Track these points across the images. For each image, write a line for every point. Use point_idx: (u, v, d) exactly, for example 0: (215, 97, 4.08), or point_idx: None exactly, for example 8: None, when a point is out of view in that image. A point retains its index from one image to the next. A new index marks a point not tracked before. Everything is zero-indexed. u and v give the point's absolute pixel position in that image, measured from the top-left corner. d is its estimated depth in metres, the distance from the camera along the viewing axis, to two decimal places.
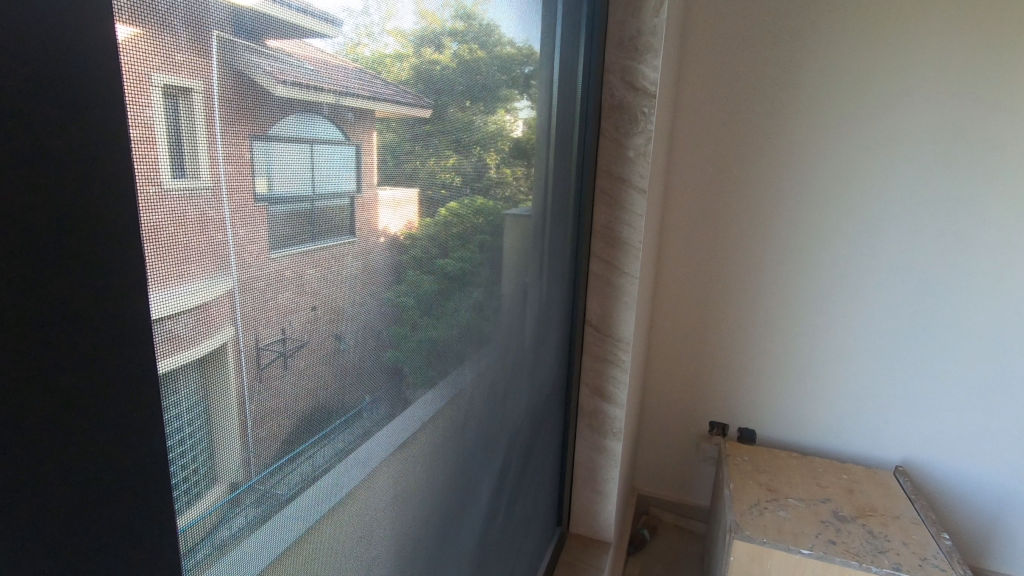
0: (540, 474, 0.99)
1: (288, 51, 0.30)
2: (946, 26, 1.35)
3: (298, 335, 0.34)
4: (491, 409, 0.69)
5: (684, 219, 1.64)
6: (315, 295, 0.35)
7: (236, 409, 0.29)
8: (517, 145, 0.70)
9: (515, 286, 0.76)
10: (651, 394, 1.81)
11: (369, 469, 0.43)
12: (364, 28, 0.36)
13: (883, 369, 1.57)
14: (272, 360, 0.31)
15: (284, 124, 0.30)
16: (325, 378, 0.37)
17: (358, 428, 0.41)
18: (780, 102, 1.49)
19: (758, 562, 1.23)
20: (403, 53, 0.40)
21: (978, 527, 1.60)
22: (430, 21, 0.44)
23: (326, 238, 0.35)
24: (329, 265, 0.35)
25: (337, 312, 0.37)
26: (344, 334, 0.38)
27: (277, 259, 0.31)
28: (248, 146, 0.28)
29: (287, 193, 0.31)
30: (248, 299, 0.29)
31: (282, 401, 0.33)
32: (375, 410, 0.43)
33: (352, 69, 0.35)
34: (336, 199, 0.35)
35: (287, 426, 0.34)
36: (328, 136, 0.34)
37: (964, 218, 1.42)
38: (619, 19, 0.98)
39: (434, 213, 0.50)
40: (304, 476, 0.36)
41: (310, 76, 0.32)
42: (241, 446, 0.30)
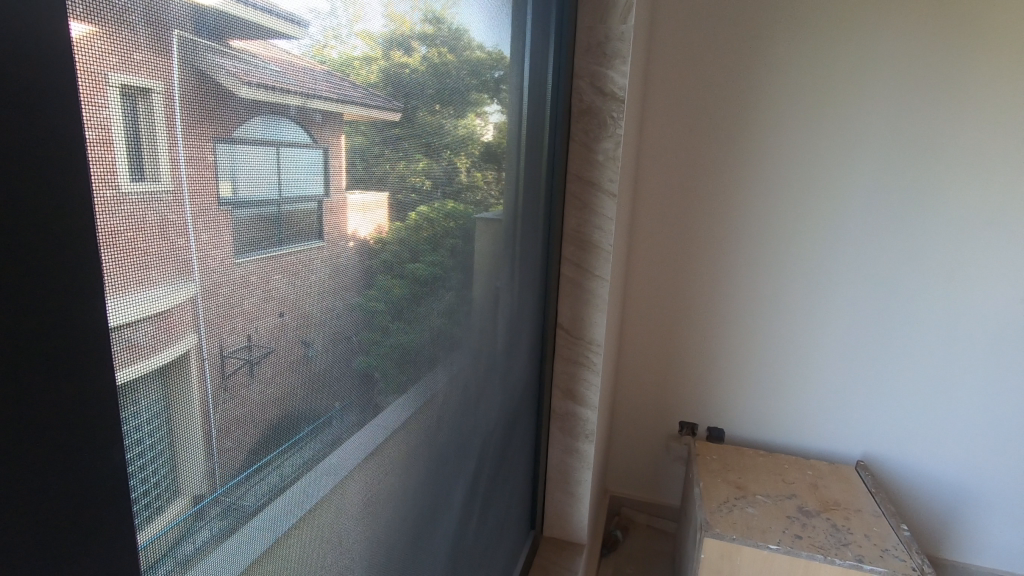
0: (512, 477, 0.99)
1: (253, 53, 0.29)
2: (897, 38, 1.41)
3: (264, 342, 0.33)
4: (463, 413, 0.69)
5: (652, 223, 1.67)
6: (282, 300, 0.34)
7: (200, 419, 0.28)
8: (487, 150, 0.70)
9: (487, 290, 0.76)
10: (622, 395, 1.83)
11: (339, 478, 0.42)
12: (331, 30, 0.35)
13: (844, 367, 1.62)
14: (237, 368, 0.31)
15: (249, 126, 0.30)
16: (293, 385, 0.36)
17: (327, 436, 0.40)
18: (742, 109, 1.54)
19: (727, 558, 1.25)
20: (372, 56, 0.40)
21: (934, 518, 1.66)
22: (399, 24, 0.43)
23: (293, 243, 0.34)
24: (297, 270, 0.35)
25: (306, 317, 0.36)
26: (312, 340, 0.37)
27: (242, 264, 0.30)
28: (211, 149, 0.28)
29: (252, 197, 0.30)
30: (212, 305, 0.29)
31: (248, 411, 0.32)
32: (345, 418, 0.42)
33: (319, 71, 0.34)
34: (303, 203, 0.35)
35: (253, 435, 0.33)
36: (295, 139, 0.33)
37: (917, 221, 1.49)
38: (588, 25, 0.99)
39: (405, 217, 0.49)
40: (271, 487, 0.35)
41: (274, 78, 0.31)
42: (206, 456, 0.29)
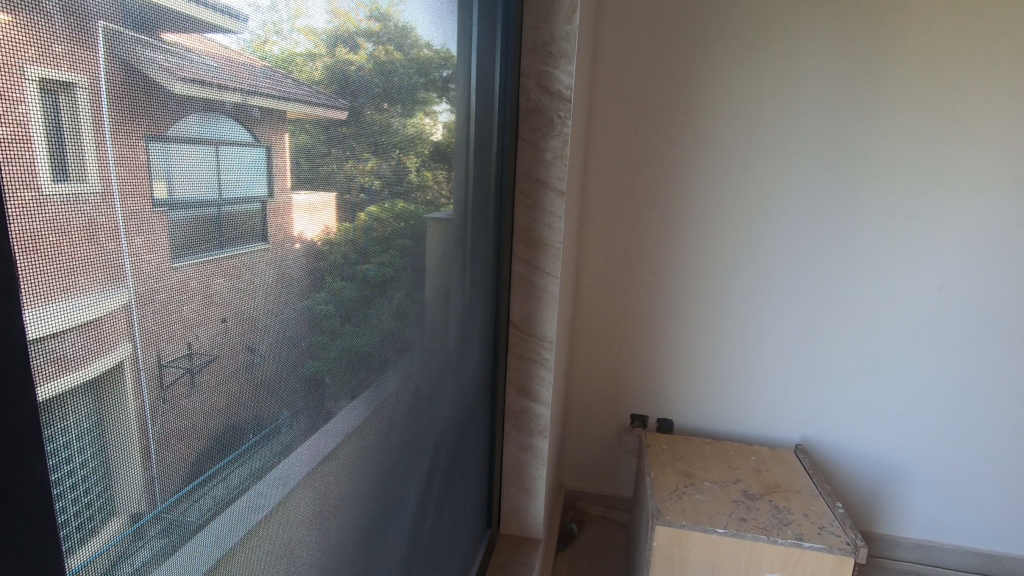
0: (467, 476, 0.99)
1: (187, 46, 0.28)
2: (824, 42, 1.49)
3: (207, 350, 0.31)
4: (416, 414, 0.68)
5: (600, 221, 1.70)
6: (225, 305, 0.32)
7: (137, 433, 0.27)
8: (437, 149, 0.70)
9: (438, 290, 0.75)
10: (576, 391, 1.86)
11: (288, 487, 0.41)
12: (271, 25, 0.34)
13: (783, 356, 1.71)
14: (177, 378, 0.29)
15: (184, 124, 0.28)
16: (236, 394, 0.34)
17: (276, 445, 0.39)
18: (684, 110, 1.59)
19: (678, 544, 1.29)
20: (316, 53, 0.39)
21: (867, 495, 1.77)
22: (342, 21, 0.42)
23: (234, 246, 0.33)
24: (239, 273, 0.33)
25: (249, 323, 0.35)
26: (257, 346, 0.36)
27: (181, 269, 0.29)
28: (144, 147, 0.26)
29: (189, 198, 0.29)
30: (149, 312, 0.27)
31: (190, 422, 0.30)
32: (294, 425, 0.41)
33: (259, 67, 0.33)
34: (245, 204, 0.33)
35: (196, 448, 0.31)
36: (235, 138, 0.32)
37: (845, 216, 1.58)
38: (534, 24, 1.00)
39: (353, 217, 0.48)
40: (216, 500, 0.33)
41: (211, 73, 0.30)
42: (145, 471, 0.28)
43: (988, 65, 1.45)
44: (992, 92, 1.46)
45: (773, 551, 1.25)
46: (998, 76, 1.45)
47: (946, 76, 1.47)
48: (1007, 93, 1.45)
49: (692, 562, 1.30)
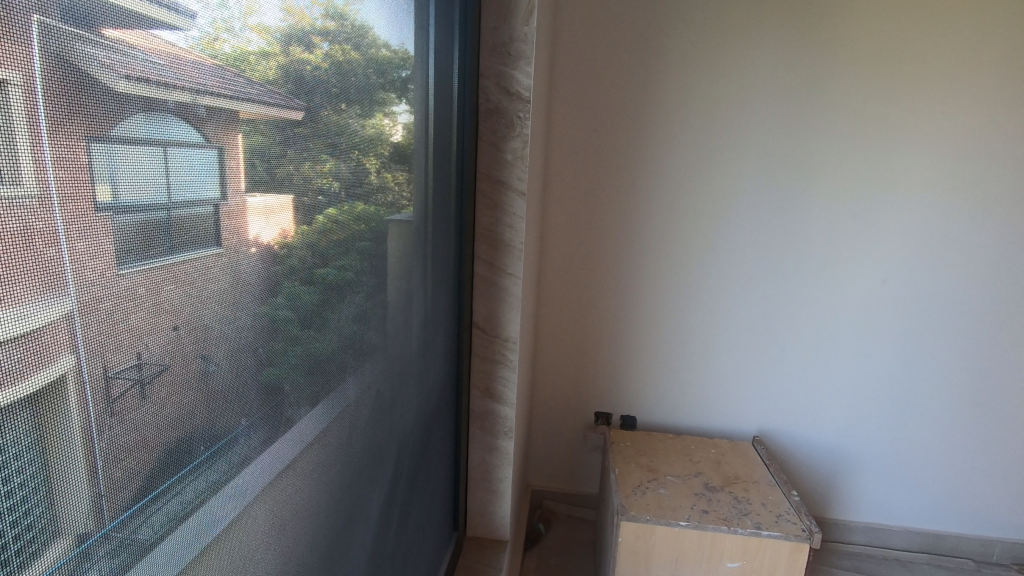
0: (432, 480, 0.98)
1: (131, 43, 0.27)
2: (773, 47, 1.54)
3: (157, 360, 0.30)
4: (379, 418, 0.67)
5: (561, 222, 1.72)
6: (177, 312, 0.31)
7: (83, 449, 0.25)
8: (397, 150, 0.69)
9: (399, 292, 0.74)
10: (540, 391, 1.88)
11: (247, 499, 0.39)
12: (222, 22, 0.33)
13: (739, 351, 1.76)
14: (126, 389, 0.28)
15: (130, 124, 0.27)
16: (191, 405, 0.33)
17: (233, 457, 0.38)
18: (641, 112, 1.62)
19: (643, 539, 1.32)
20: (269, 51, 0.38)
21: (820, 483, 1.84)
22: (296, 19, 0.41)
23: (186, 251, 0.31)
24: (192, 279, 0.32)
25: (204, 330, 0.33)
26: (212, 354, 0.35)
27: (128, 275, 0.27)
28: (86, 148, 0.25)
29: (136, 201, 0.28)
30: (91, 322, 0.25)
31: (141, 435, 0.29)
32: (252, 435, 0.40)
33: (210, 66, 0.32)
34: (196, 207, 0.32)
35: (148, 462, 0.30)
36: (185, 138, 0.31)
37: (795, 214, 1.64)
38: (492, 25, 1.00)
39: (312, 220, 0.47)
40: (171, 515, 0.32)
41: (157, 70, 0.29)
42: (92, 489, 0.27)
43: (924, 70, 1.53)
44: (928, 96, 1.54)
45: (733, 541, 1.28)
46: (933, 81, 1.53)
47: (886, 80, 1.54)
48: (941, 97, 1.54)
49: (657, 556, 1.32)
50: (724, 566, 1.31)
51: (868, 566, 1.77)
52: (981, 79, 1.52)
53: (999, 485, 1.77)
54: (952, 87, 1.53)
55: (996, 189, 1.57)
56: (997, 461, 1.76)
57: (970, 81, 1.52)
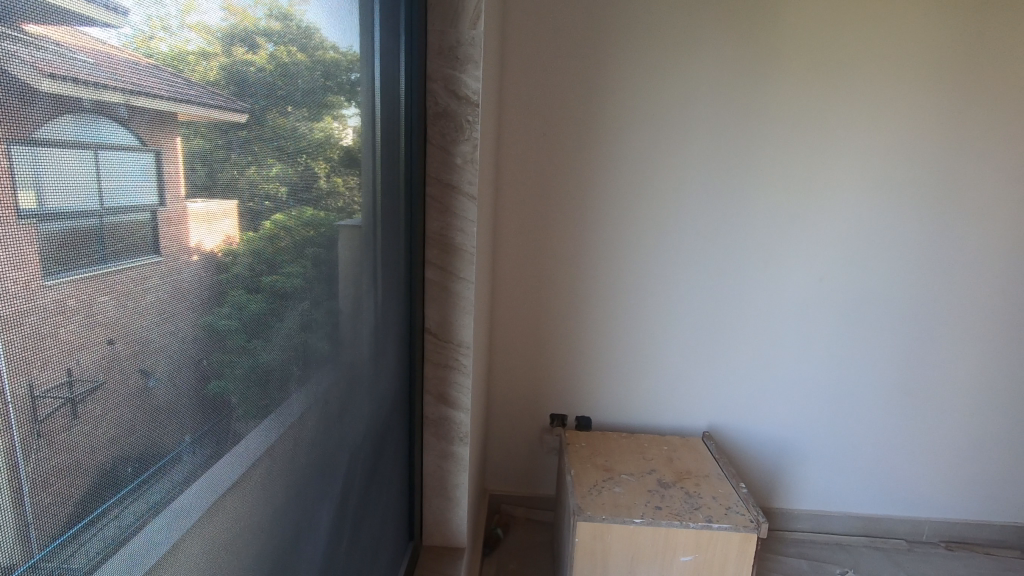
0: (385, 490, 0.96)
1: (57, 40, 0.25)
2: (714, 55, 1.60)
3: (90, 376, 0.28)
4: (328, 429, 0.65)
5: (514, 225, 1.72)
6: (112, 324, 0.29)
7: (5, 478, 0.23)
8: (346, 153, 0.68)
9: (349, 298, 0.72)
10: (496, 395, 1.87)
11: (191, 521, 0.37)
12: (157, 20, 0.31)
13: (688, 348, 1.81)
14: (53, 409, 0.26)
15: (56, 127, 0.25)
16: (128, 422, 0.31)
17: (176, 476, 0.36)
18: (590, 116, 1.64)
19: (599, 538, 1.33)
20: (209, 51, 0.36)
21: (767, 474, 1.91)
22: (238, 18, 0.40)
23: (121, 260, 0.30)
24: (128, 289, 0.30)
25: (142, 343, 0.31)
26: (153, 368, 0.33)
27: (56, 287, 0.26)
28: (6, 151, 0.23)
29: (64, 208, 0.26)
30: (12, 339, 0.23)
31: (69, 457, 0.27)
32: (197, 452, 0.38)
33: (144, 65, 0.30)
34: (132, 213, 0.30)
35: (79, 486, 0.28)
36: (118, 141, 0.29)
37: (736, 213, 1.70)
38: (439, 29, 1.00)
39: (257, 226, 0.45)
40: (107, 541, 0.30)
41: (87, 70, 0.27)
42: (17, 519, 0.24)
43: (851, 78, 1.61)
44: (857, 103, 1.63)
45: (686, 535, 1.32)
46: (860, 88, 1.62)
47: (819, 87, 1.62)
48: (867, 103, 1.63)
49: (613, 555, 1.34)
50: (678, 560, 1.34)
51: (812, 551, 1.85)
52: (902, 87, 1.62)
53: (927, 468, 1.89)
54: (876, 94, 1.62)
55: (918, 190, 1.68)
56: (925, 445, 1.87)
57: (892, 89, 1.62)
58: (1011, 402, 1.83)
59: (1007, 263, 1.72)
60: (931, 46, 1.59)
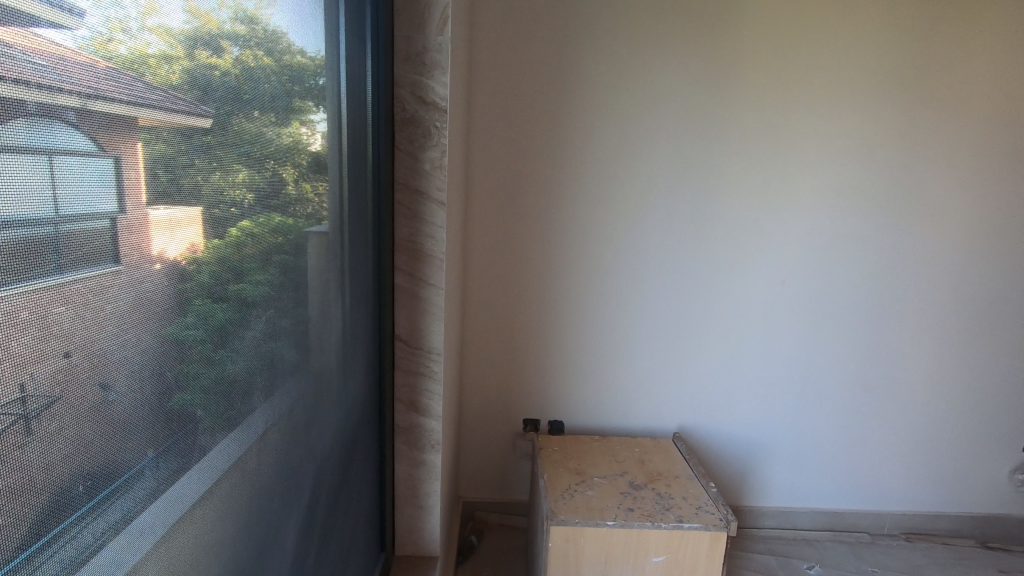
0: (355, 500, 0.94)
1: (8, 41, 0.24)
2: (677, 63, 1.63)
3: (47, 391, 0.27)
4: (295, 440, 0.64)
5: (484, 230, 1.72)
6: (68, 337, 0.28)
7: None
8: (314, 159, 0.67)
9: (316, 306, 0.71)
10: (469, 401, 1.87)
11: (155, 538, 0.36)
12: (116, 22, 0.31)
13: (658, 350, 1.83)
14: (7, 427, 0.25)
15: (7, 130, 0.24)
16: (87, 438, 0.30)
17: (139, 492, 0.34)
18: (558, 122, 1.66)
19: (572, 542, 1.33)
20: (172, 55, 0.35)
21: (736, 473, 1.95)
22: (202, 21, 0.39)
23: (79, 270, 0.29)
24: (86, 299, 0.29)
25: (101, 355, 0.30)
26: (112, 382, 0.32)
27: (10, 298, 0.25)
28: None
29: (16, 215, 0.25)
30: None
31: (22, 476, 0.26)
32: (161, 467, 0.37)
33: (102, 69, 0.30)
34: (91, 221, 0.29)
35: (33, 506, 0.27)
36: (75, 147, 0.28)
37: (702, 218, 1.73)
38: (405, 34, 0.99)
39: (223, 233, 0.44)
40: (64, 562, 0.29)
41: (41, 72, 0.26)
42: None
43: (810, 85, 1.67)
44: (815, 110, 1.68)
45: (658, 536, 1.33)
46: (818, 96, 1.67)
47: (779, 95, 1.67)
48: (824, 110, 1.68)
49: (586, 558, 1.35)
50: (650, 561, 1.35)
51: (780, 547, 1.89)
52: (858, 95, 1.68)
53: (887, 462, 1.95)
54: (834, 102, 1.68)
55: (874, 194, 1.74)
56: (885, 440, 1.94)
57: (848, 97, 1.68)
58: (964, 397, 1.91)
59: (958, 263, 1.80)
60: (884, 56, 1.66)
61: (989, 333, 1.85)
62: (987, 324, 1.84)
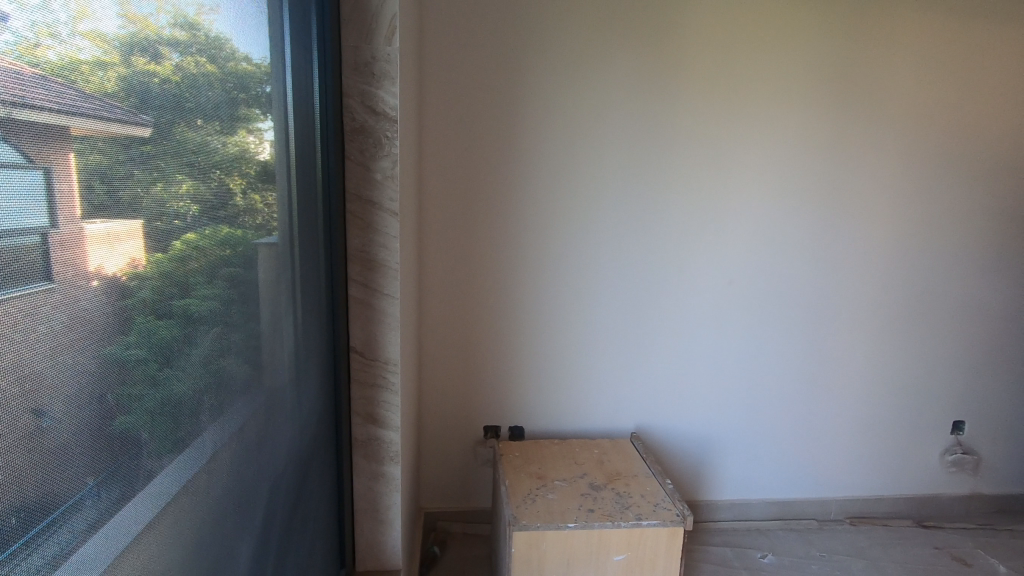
0: (311, 518, 0.92)
1: None
2: (623, 71, 1.68)
3: None
4: (247, 459, 0.62)
5: (438, 237, 1.72)
6: None
7: None
8: (262, 169, 0.66)
9: (267, 320, 0.70)
10: (428, 410, 1.85)
11: (98, 571, 0.35)
12: (44, 26, 0.29)
13: (614, 352, 1.87)
14: None
15: None
16: (18, 468, 0.29)
17: (79, 523, 0.33)
18: (509, 129, 1.67)
19: (535, 546, 1.34)
20: (106, 60, 0.34)
21: (692, 469, 2.01)
22: (140, 27, 0.38)
23: (6, 288, 0.27)
24: (15, 321, 0.28)
25: (33, 379, 0.29)
26: (48, 408, 0.30)
27: None
28: None
29: None
30: None
31: None
32: (103, 495, 0.35)
33: (28, 75, 0.28)
34: (18, 237, 0.28)
35: None
36: (5, 158, 0.27)
37: (651, 221, 1.78)
38: (353, 44, 0.99)
39: (165, 247, 0.43)
40: None
41: None
42: None
43: (750, 93, 1.74)
44: (756, 115, 1.76)
45: (618, 535, 1.35)
46: (757, 102, 1.75)
47: (721, 101, 1.74)
48: (764, 116, 1.76)
49: (549, 561, 1.35)
50: (611, 560, 1.37)
51: (735, 539, 1.95)
52: (794, 102, 1.76)
53: (832, 450, 2.05)
54: (772, 108, 1.76)
55: (811, 196, 1.83)
56: (829, 430, 2.03)
57: (785, 103, 1.76)
58: (899, 386, 2.02)
59: (889, 259, 1.91)
60: (816, 65, 1.75)
61: (919, 324, 1.98)
62: (916, 315, 1.97)
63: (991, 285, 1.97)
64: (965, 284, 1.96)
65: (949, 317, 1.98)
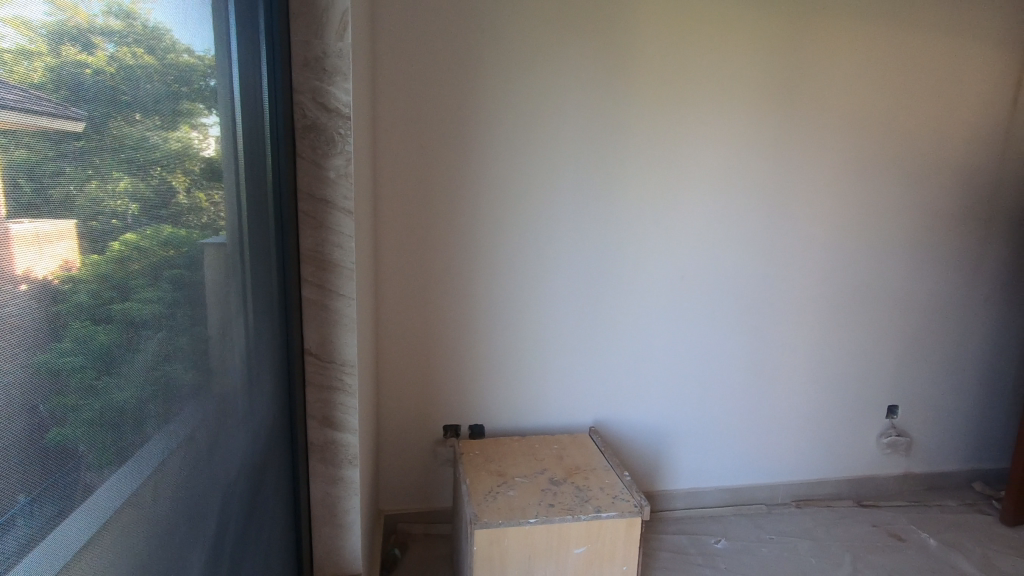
0: (266, 525, 0.89)
1: None
2: (577, 71, 1.70)
3: None
4: (197, 468, 0.60)
5: (394, 236, 1.70)
6: None
7: None
8: (208, 166, 0.63)
9: (217, 323, 0.67)
10: (386, 412, 1.82)
11: None
12: None
13: (572, 347, 1.89)
14: None
15: None
16: None
17: (10, 542, 0.31)
18: (464, 126, 1.67)
19: (496, 543, 1.34)
20: (30, 50, 0.32)
21: (648, 460, 2.06)
22: (69, 13, 0.36)
23: None
24: None
25: None
26: None
27: None
28: None
29: None
30: None
31: None
32: (36, 512, 0.33)
33: None
34: None
35: None
36: None
37: (605, 218, 1.81)
38: (303, 38, 0.96)
39: (102, 248, 0.41)
40: None
41: None
42: None
43: (697, 93, 1.79)
44: (705, 116, 1.81)
45: (577, 528, 1.37)
46: (705, 102, 1.80)
47: (672, 100, 1.78)
48: (712, 116, 1.82)
49: (511, 557, 1.36)
50: (572, 554, 1.39)
51: (690, 526, 2.02)
52: (740, 102, 1.82)
53: (779, 437, 2.14)
54: (720, 108, 1.82)
55: (757, 194, 1.91)
56: (776, 417, 2.12)
57: (732, 104, 1.82)
58: (840, 373, 2.13)
59: (829, 253, 2.01)
60: (759, 68, 1.82)
61: (857, 314, 2.09)
62: (854, 306, 2.08)
63: (920, 277, 2.11)
64: (897, 276, 2.09)
65: (883, 307, 2.10)
